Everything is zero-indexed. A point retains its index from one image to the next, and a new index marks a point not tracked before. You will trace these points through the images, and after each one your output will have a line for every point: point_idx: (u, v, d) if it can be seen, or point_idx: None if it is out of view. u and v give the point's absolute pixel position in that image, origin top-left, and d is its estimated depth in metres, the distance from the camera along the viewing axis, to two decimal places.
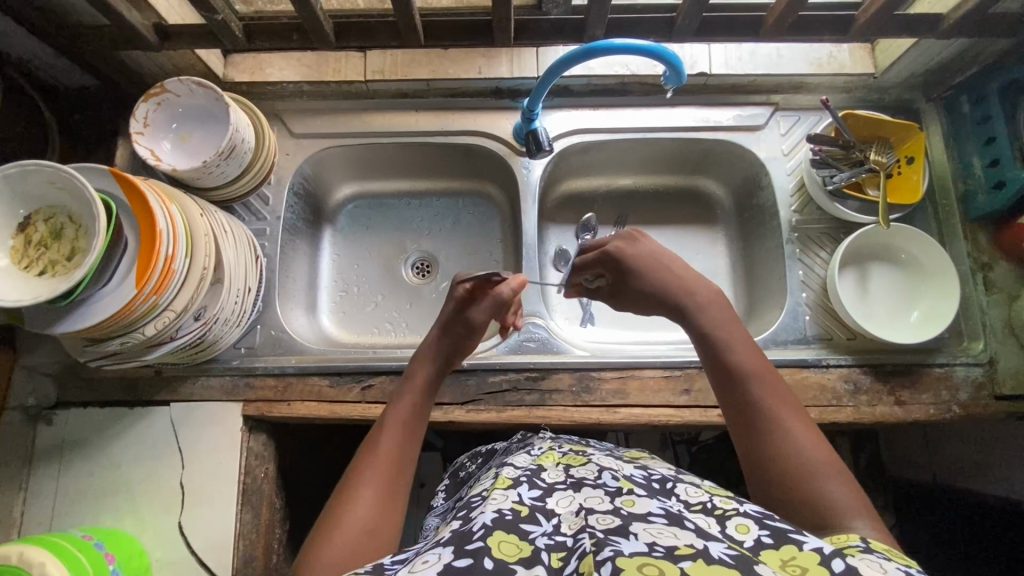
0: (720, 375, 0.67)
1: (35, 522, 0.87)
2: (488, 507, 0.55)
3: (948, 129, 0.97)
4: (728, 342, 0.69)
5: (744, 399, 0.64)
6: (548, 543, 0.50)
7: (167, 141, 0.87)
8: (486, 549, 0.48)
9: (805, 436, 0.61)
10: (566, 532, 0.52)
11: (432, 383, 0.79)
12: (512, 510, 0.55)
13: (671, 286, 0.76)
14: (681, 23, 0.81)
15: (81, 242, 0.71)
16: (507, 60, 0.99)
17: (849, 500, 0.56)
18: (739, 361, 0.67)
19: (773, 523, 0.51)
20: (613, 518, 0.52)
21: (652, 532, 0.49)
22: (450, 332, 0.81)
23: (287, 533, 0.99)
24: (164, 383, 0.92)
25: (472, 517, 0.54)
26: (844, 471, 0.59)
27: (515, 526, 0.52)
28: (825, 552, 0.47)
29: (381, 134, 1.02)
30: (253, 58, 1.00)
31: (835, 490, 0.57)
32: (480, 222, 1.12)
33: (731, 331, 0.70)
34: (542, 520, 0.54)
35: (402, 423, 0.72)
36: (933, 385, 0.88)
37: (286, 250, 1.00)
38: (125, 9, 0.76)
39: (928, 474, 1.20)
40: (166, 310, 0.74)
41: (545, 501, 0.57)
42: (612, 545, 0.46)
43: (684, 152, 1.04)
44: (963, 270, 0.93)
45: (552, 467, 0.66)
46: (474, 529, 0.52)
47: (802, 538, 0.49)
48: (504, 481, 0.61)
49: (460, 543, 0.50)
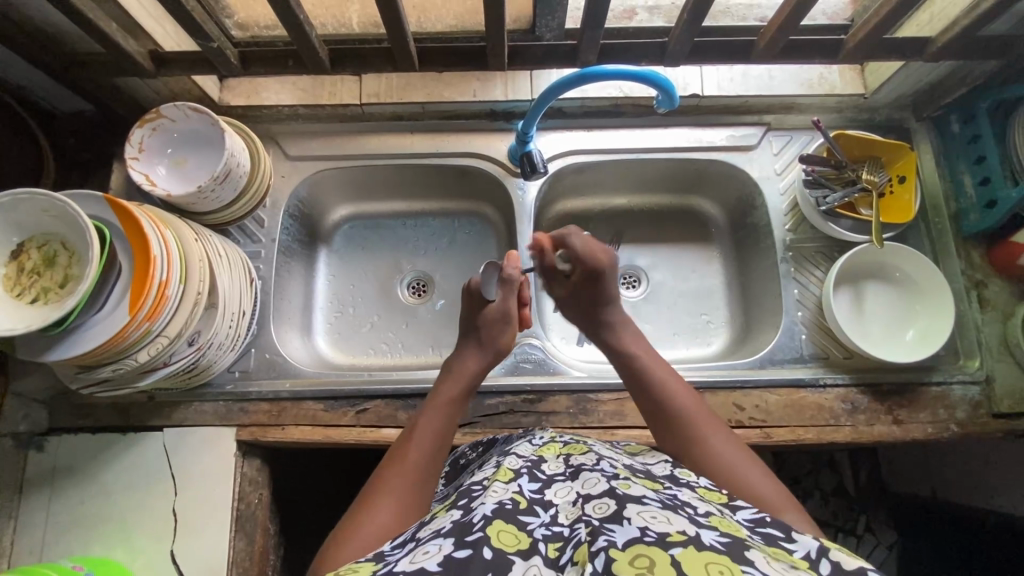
0: (645, 393, 0.75)
1: (25, 552, 0.86)
2: (488, 499, 0.55)
3: (938, 147, 0.98)
4: (648, 360, 0.78)
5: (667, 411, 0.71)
6: (545, 534, 0.51)
7: (163, 165, 0.87)
8: (484, 539, 0.49)
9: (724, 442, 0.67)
10: (563, 522, 0.52)
11: (459, 399, 0.78)
12: (511, 501, 0.55)
13: (609, 313, 0.84)
14: (672, 48, 0.82)
15: (75, 268, 0.71)
16: (502, 83, 1.00)
17: (767, 490, 0.62)
18: (658, 379, 0.75)
19: (764, 531, 0.52)
20: (609, 502, 0.52)
21: (645, 516, 0.48)
22: (486, 330, 0.84)
23: (281, 559, 0.97)
24: (157, 409, 0.91)
25: (472, 507, 0.54)
26: (763, 467, 0.65)
27: (514, 517, 0.52)
28: (812, 556, 0.48)
29: (377, 156, 1.02)
30: (248, 82, 1.00)
31: (755, 481, 0.63)
32: (476, 242, 1.12)
33: (646, 352, 0.79)
34: (541, 512, 0.54)
35: (435, 430, 0.73)
36: (931, 403, 0.88)
37: (281, 273, 1.00)
38: (122, 36, 0.77)
39: (927, 491, 1.19)
40: (159, 336, 0.74)
41: (544, 493, 0.57)
42: (606, 535, 0.46)
43: (678, 172, 1.04)
44: (957, 288, 0.93)
45: (552, 458, 0.65)
46: (474, 520, 0.52)
47: (792, 548, 0.49)
48: (506, 472, 0.60)
49: (460, 534, 0.50)
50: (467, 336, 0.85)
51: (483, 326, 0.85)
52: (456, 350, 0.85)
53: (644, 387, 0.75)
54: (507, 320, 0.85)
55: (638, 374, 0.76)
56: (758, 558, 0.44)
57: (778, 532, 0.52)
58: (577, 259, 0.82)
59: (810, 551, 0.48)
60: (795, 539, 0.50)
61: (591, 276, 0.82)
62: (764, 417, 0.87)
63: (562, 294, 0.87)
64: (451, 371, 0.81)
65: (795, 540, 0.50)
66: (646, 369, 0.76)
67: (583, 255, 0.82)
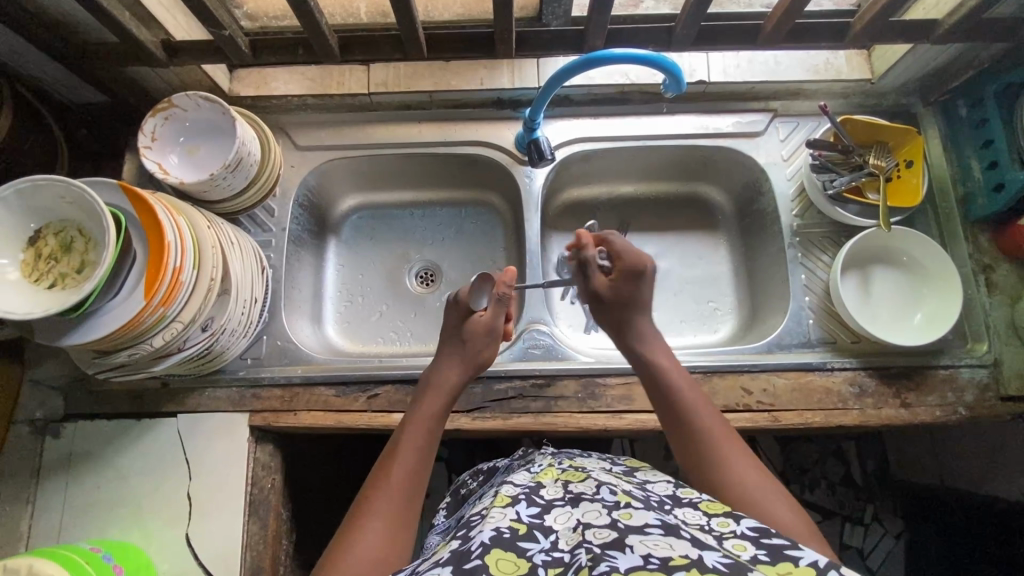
0: (669, 413, 0.74)
1: (42, 535, 0.87)
2: (486, 526, 0.59)
3: (946, 133, 0.98)
4: (671, 378, 0.77)
5: (688, 431, 0.71)
6: (545, 560, 0.54)
7: (175, 154, 0.88)
8: (483, 567, 0.52)
9: (745, 466, 0.67)
10: (563, 548, 0.55)
11: (441, 414, 0.78)
12: (509, 529, 0.58)
13: (641, 326, 0.84)
14: (679, 33, 0.82)
15: (91, 254, 0.72)
16: (508, 71, 1.00)
17: (796, 523, 0.61)
18: (688, 408, 0.73)
19: (769, 542, 0.53)
20: (610, 531, 0.55)
21: (647, 544, 0.51)
22: (469, 341, 0.84)
23: (294, 544, 0.98)
24: (170, 395, 0.92)
25: (472, 536, 0.58)
26: (786, 494, 0.64)
27: (513, 544, 0.56)
28: (819, 565, 0.49)
29: (384, 145, 1.03)
30: (258, 72, 1.01)
31: (783, 515, 0.62)
32: (483, 231, 1.12)
33: (677, 376, 0.77)
34: (541, 537, 0.57)
35: (421, 447, 0.73)
36: (939, 386, 0.88)
37: (292, 261, 1.01)
38: (135, 26, 0.77)
39: (936, 478, 1.20)
40: (173, 322, 0.75)
41: (543, 518, 0.61)
42: (607, 561, 0.49)
43: (684, 159, 1.05)
44: (965, 272, 0.93)
45: (551, 483, 0.69)
46: (472, 548, 0.55)
47: (798, 555, 0.50)
48: (503, 499, 0.65)
49: (459, 562, 0.54)
50: (448, 343, 0.85)
51: (468, 335, 0.85)
52: (434, 360, 0.85)
53: (676, 413, 0.73)
54: (490, 333, 0.85)
55: (666, 400, 0.75)
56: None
57: (784, 543, 0.53)
58: (620, 256, 0.87)
59: (817, 561, 0.49)
60: (802, 549, 0.51)
61: (630, 275, 0.86)
62: (772, 401, 0.88)
63: (600, 292, 0.88)
64: (432, 385, 0.81)
65: (801, 549, 0.51)
66: (670, 387, 0.76)
67: (625, 250, 0.87)
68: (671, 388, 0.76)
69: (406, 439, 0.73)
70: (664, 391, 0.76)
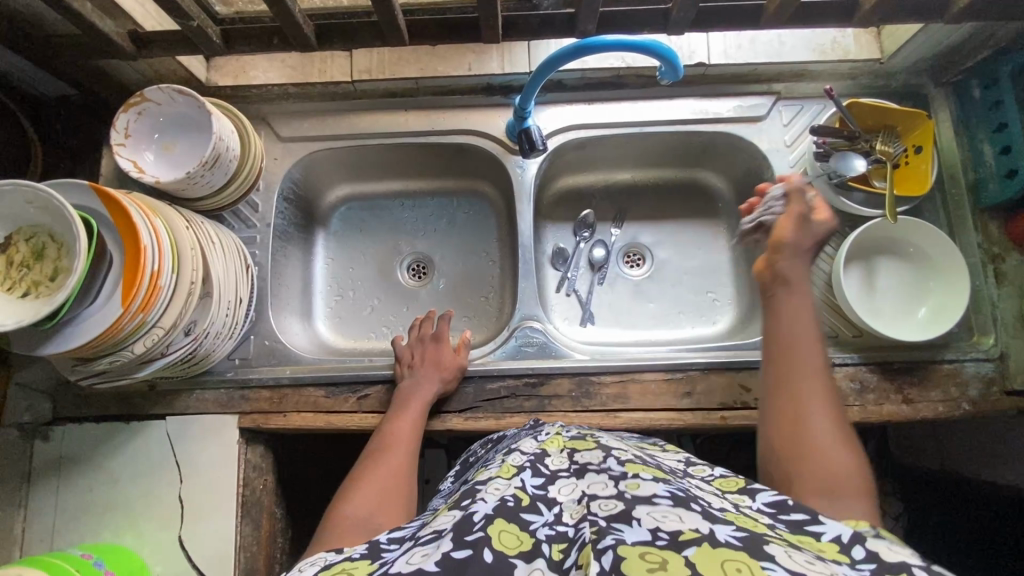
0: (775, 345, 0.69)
1: (36, 539, 0.87)
2: (489, 495, 0.56)
3: (958, 115, 0.94)
4: (798, 309, 0.69)
5: (793, 368, 0.67)
6: (549, 535, 0.52)
7: (151, 151, 0.85)
8: (485, 540, 0.50)
9: (824, 423, 0.65)
10: (568, 521, 0.54)
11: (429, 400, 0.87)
12: (513, 497, 0.56)
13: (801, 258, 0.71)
14: (676, 16, 0.77)
15: (64, 261, 0.70)
16: (498, 54, 0.96)
17: (850, 478, 0.61)
18: (800, 341, 0.68)
19: (788, 517, 0.52)
20: (616, 503, 0.52)
21: (655, 516, 0.49)
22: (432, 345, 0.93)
23: (288, 540, 0.98)
24: (159, 398, 0.91)
25: (471, 504, 0.55)
26: (854, 452, 0.64)
27: (516, 516, 0.53)
28: (844, 540, 0.49)
29: (368, 134, 0.99)
30: (236, 61, 0.96)
31: (842, 470, 0.62)
32: (476, 221, 1.09)
33: (801, 310, 0.69)
34: (544, 510, 0.55)
35: (424, 406, 0.85)
36: (943, 381, 0.86)
37: (278, 258, 0.98)
38: (99, 18, 0.73)
39: (938, 463, 1.18)
40: (154, 328, 0.73)
41: (547, 489, 0.58)
42: (614, 534, 0.47)
43: (684, 145, 1.01)
44: (973, 262, 0.90)
45: (557, 452, 0.67)
46: (474, 516, 0.53)
47: (820, 530, 0.50)
48: (508, 469, 0.62)
49: (459, 533, 0.51)
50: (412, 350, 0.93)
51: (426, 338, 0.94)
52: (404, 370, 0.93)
53: (783, 344, 0.68)
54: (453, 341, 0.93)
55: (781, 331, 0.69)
56: (777, 551, 0.45)
57: (803, 516, 0.52)
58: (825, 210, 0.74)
59: (841, 534, 0.49)
60: (823, 522, 0.51)
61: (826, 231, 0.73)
62: None
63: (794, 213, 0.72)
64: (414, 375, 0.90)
65: (823, 522, 0.51)
66: (790, 321, 0.69)
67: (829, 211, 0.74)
68: (784, 326, 0.69)
69: (405, 392, 0.86)
70: (786, 315, 0.69)
